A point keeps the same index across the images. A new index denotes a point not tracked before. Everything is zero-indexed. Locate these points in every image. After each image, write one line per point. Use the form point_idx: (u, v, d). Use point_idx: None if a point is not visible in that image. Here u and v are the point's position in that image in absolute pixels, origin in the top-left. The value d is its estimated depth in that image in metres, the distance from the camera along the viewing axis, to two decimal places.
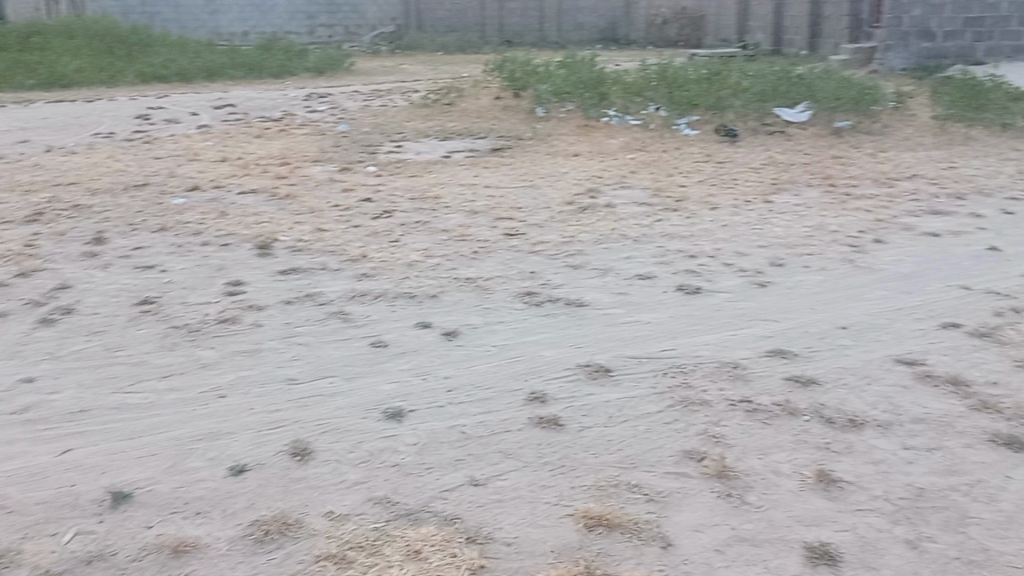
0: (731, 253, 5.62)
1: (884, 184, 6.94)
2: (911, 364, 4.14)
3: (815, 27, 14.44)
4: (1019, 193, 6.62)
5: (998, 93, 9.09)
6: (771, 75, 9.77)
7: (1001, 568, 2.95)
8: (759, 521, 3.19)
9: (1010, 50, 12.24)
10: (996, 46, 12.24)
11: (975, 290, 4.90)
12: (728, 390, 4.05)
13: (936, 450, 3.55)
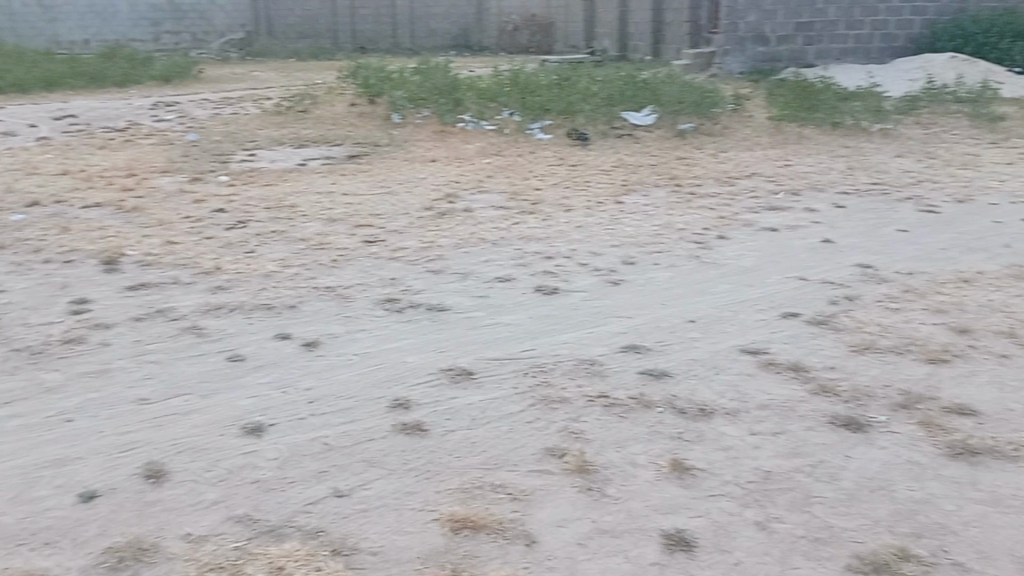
0: (586, 253, 5.77)
1: (723, 182, 7.29)
2: (755, 354, 4.34)
3: (659, 34, 14.97)
4: (842, 187, 7.08)
5: (827, 92, 9.67)
6: (616, 79, 10.10)
7: (845, 543, 3.07)
8: (618, 513, 3.27)
9: (838, 53, 13.02)
10: (824, 49, 13.01)
11: (811, 280, 5.20)
12: (585, 386, 4.14)
13: (781, 433, 3.69)
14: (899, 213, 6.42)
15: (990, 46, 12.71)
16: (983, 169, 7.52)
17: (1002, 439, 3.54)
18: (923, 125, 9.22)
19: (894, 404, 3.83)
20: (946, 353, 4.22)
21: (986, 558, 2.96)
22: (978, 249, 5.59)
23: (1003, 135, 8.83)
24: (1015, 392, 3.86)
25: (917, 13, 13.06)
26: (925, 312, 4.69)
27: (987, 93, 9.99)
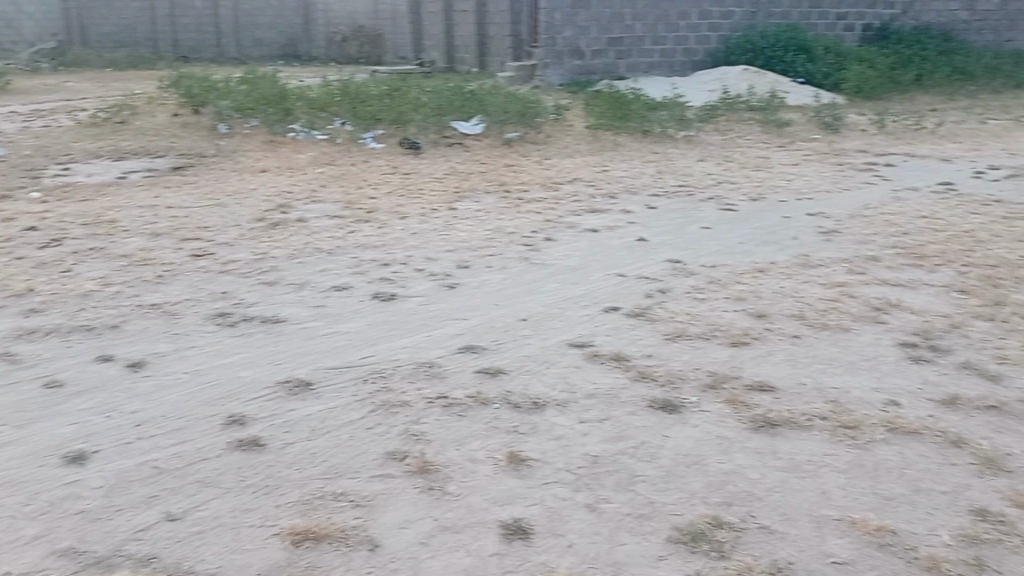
0: (422, 259, 5.87)
1: (545, 186, 7.62)
2: (581, 347, 4.59)
3: (483, 46, 15.23)
4: (653, 189, 7.57)
5: (638, 102, 10.29)
6: (443, 89, 10.29)
7: (666, 517, 3.25)
8: (458, 508, 3.34)
9: (646, 66, 13.86)
10: (634, 63, 13.79)
11: (630, 277, 5.55)
12: (424, 389, 4.22)
13: (606, 420, 3.91)
14: (704, 211, 6.93)
15: (778, 59, 13.80)
16: (774, 170, 8.23)
17: (797, 411, 3.89)
18: (722, 131, 9.96)
19: (704, 386, 4.15)
20: (746, 337, 4.62)
21: (788, 518, 3.20)
22: (773, 242, 6.12)
23: (789, 139, 9.67)
24: (805, 367, 4.28)
25: (714, 29, 14.16)
26: (728, 301, 5.10)
27: (776, 101, 10.95)
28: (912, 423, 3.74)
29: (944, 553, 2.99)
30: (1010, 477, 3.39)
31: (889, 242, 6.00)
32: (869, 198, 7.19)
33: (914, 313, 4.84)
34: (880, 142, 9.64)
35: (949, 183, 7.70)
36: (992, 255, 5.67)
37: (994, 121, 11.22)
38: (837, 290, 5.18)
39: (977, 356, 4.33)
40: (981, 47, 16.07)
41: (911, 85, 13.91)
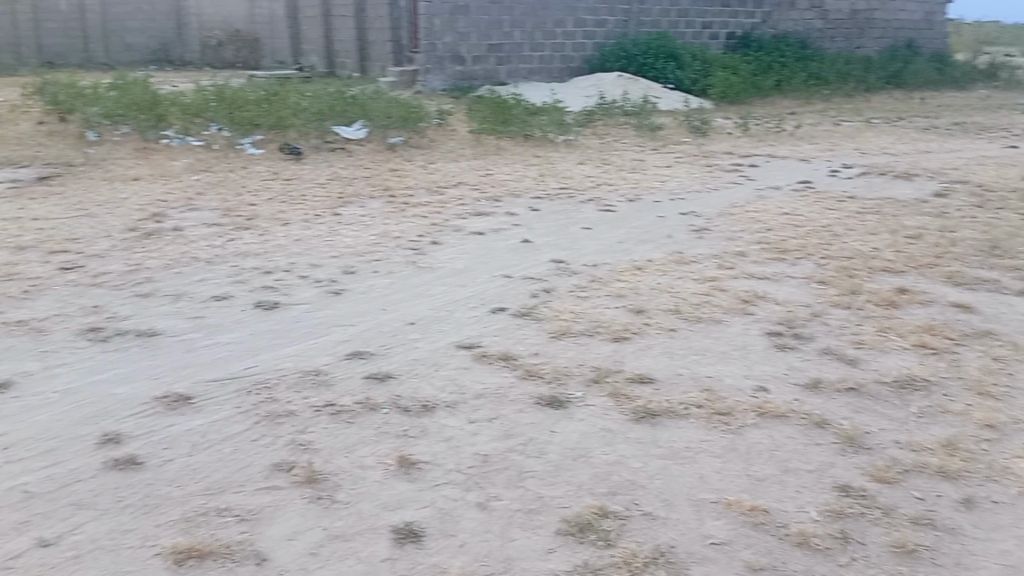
0: (305, 266, 5.80)
1: (429, 190, 7.65)
2: (469, 348, 4.65)
3: (363, 51, 15.10)
4: (534, 192, 7.71)
5: (518, 107, 10.40)
6: (323, 94, 10.16)
7: (555, 510, 3.30)
8: (348, 516, 3.30)
9: (525, 72, 14.09)
10: (514, 68, 13.99)
11: (515, 277, 5.65)
12: (311, 397, 4.18)
13: (495, 418, 3.96)
14: (584, 213, 7.13)
15: (649, 66, 14.33)
16: (648, 171, 8.53)
17: (674, 400, 4.06)
18: (599, 135, 10.25)
19: (588, 381, 4.27)
20: (627, 332, 4.78)
21: (669, 504, 3.32)
22: (649, 240, 6.36)
23: (661, 142, 10.04)
24: (682, 359, 4.47)
25: (588, 37, 14.55)
26: (609, 298, 5.27)
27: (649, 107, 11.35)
28: (780, 408, 3.97)
29: (813, 527, 3.15)
30: (869, 453, 3.61)
31: (755, 238, 6.33)
32: (736, 197, 7.56)
33: (779, 304, 5.13)
34: (746, 144, 10.14)
35: (808, 181, 8.19)
36: (848, 248, 6.06)
37: (848, 123, 11.97)
38: (709, 284, 5.43)
39: (837, 342, 4.63)
40: (835, 53, 17.13)
41: (773, 90, 14.67)
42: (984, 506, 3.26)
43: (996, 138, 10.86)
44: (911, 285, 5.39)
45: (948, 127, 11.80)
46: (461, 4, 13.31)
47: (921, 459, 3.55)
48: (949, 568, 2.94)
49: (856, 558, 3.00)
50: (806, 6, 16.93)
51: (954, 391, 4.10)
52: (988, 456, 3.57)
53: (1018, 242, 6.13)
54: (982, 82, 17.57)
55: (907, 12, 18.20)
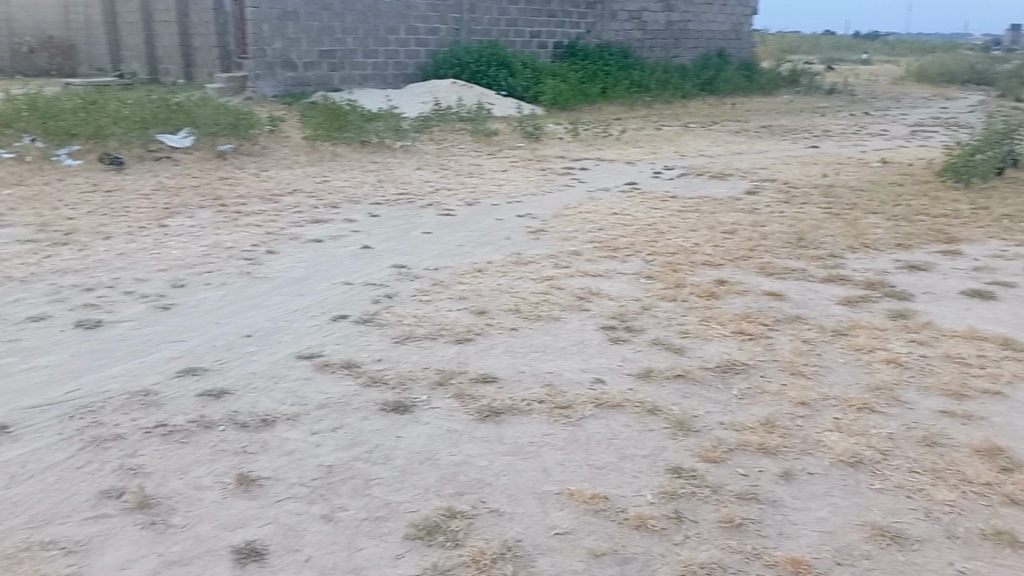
0: (131, 281, 5.50)
1: (261, 198, 7.43)
2: (310, 358, 4.57)
3: (189, 57, 14.48)
4: (371, 198, 7.66)
5: (353, 112, 10.21)
6: (146, 101, 9.68)
7: (402, 515, 3.29)
8: (186, 540, 3.16)
9: (359, 78, 13.96)
10: (348, 75, 13.83)
11: (355, 284, 5.60)
12: (142, 418, 3.97)
13: (338, 428, 3.91)
14: (423, 217, 7.16)
15: (482, 73, 14.56)
16: (485, 176, 8.67)
17: (517, 397, 4.16)
18: (435, 141, 10.31)
19: (432, 384, 4.30)
20: (469, 333, 4.85)
21: (515, 499, 3.38)
22: (488, 243, 6.47)
23: (497, 147, 10.23)
24: (524, 356, 4.58)
25: (421, 44, 14.63)
26: (450, 301, 5.32)
27: (484, 112, 11.54)
28: (616, 397, 4.15)
29: (650, 510, 3.29)
30: (698, 436, 3.84)
31: (587, 238, 6.57)
32: (568, 198, 7.84)
33: (612, 299, 5.35)
34: (576, 147, 10.51)
35: (631, 180, 8.68)
36: (673, 244, 6.40)
37: (672, 127, 12.62)
38: (546, 284, 5.58)
39: (665, 332, 4.89)
40: (655, 61, 18.07)
41: (598, 96, 15.24)
42: (802, 477, 3.51)
43: (799, 139, 11.79)
44: (730, 276, 5.77)
45: (757, 129, 12.69)
46: (290, 10, 12.99)
47: (744, 438, 3.80)
48: (773, 537, 3.13)
49: (690, 536, 3.15)
50: (627, 17, 17.71)
51: (770, 373, 4.42)
52: (802, 431, 3.86)
53: (821, 233, 6.69)
54: (785, 88, 19.02)
55: (717, 23, 19.41)
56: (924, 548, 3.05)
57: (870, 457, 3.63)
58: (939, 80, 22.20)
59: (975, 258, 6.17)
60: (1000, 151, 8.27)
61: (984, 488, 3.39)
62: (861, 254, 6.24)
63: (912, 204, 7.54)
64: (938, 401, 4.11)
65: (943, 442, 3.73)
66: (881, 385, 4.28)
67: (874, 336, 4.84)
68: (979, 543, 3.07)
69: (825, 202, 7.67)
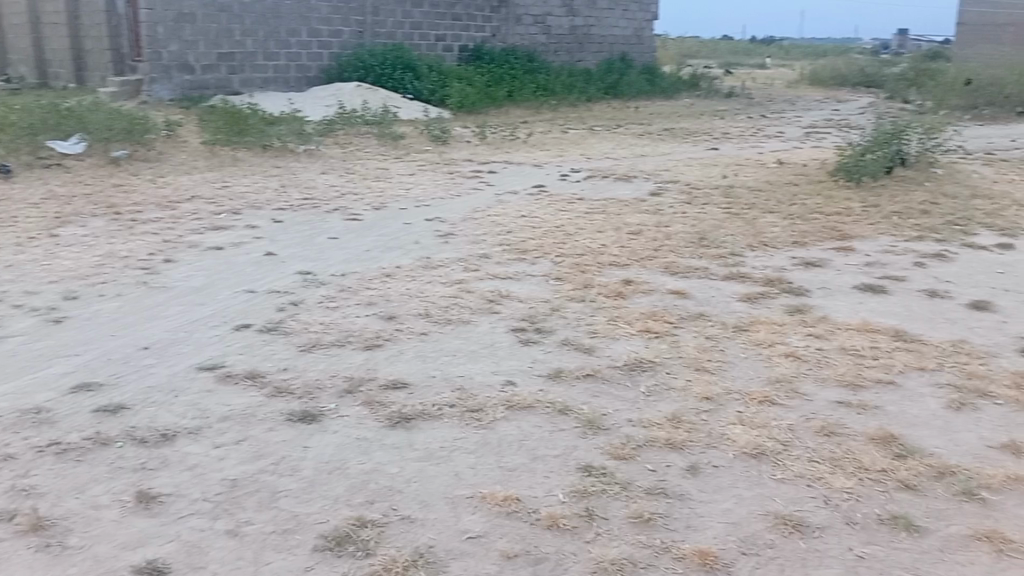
0: (19, 294, 5.23)
1: (159, 206, 7.18)
2: (212, 369, 4.43)
3: (80, 60, 13.86)
4: (275, 203, 7.50)
5: (254, 116, 9.95)
6: (32, 105, 9.20)
7: (311, 527, 3.22)
8: (82, 562, 3.02)
9: (260, 81, 13.65)
10: (248, 78, 13.51)
11: (259, 292, 5.47)
12: (32, 437, 3.78)
13: (243, 440, 3.80)
14: (329, 222, 7.05)
15: (386, 77, 14.50)
16: (392, 180, 8.59)
17: (427, 402, 4.13)
18: (340, 145, 10.17)
19: (340, 392, 4.23)
20: (378, 339, 4.79)
21: (426, 505, 3.35)
22: (396, 247, 6.42)
23: (403, 151, 10.17)
24: (434, 361, 4.56)
25: (324, 47, 14.42)
26: (358, 306, 5.25)
27: (390, 116, 11.44)
28: (527, 398, 4.17)
29: (561, 509, 3.32)
30: (607, 434, 3.89)
31: (496, 240, 6.59)
32: (475, 201, 7.85)
33: (521, 301, 5.38)
34: (483, 151, 10.53)
35: (532, 181, 8.85)
36: (580, 246, 6.48)
37: (577, 130, 12.80)
38: (456, 287, 5.57)
39: (574, 333, 4.95)
40: (559, 65, 18.28)
41: (505, 100, 15.36)
42: (707, 470, 3.60)
43: (700, 141, 12.12)
44: (636, 276, 5.88)
45: (660, 132, 12.97)
46: (186, 12, 12.59)
47: (651, 435, 3.87)
48: (681, 531, 3.20)
49: (601, 533, 3.18)
50: (531, 21, 17.87)
51: (675, 369, 4.52)
52: (707, 425, 3.96)
53: (722, 233, 6.88)
54: (686, 92, 19.54)
55: (619, 28, 19.79)
56: (824, 534, 3.17)
57: (772, 448, 3.75)
58: (832, 84, 23.18)
59: (866, 254, 6.46)
60: (888, 151, 8.66)
61: (879, 475, 3.54)
62: (761, 252, 6.45)
63: (807, 203, 7.83)
64: (834, 392, 4.27)
65: (840, 431, 3.89)
66: (781, 377, 4.43)
67: (774, 331, 5.00)
68: (876, 527, 3.20)
69: (725, 202, 7.91)
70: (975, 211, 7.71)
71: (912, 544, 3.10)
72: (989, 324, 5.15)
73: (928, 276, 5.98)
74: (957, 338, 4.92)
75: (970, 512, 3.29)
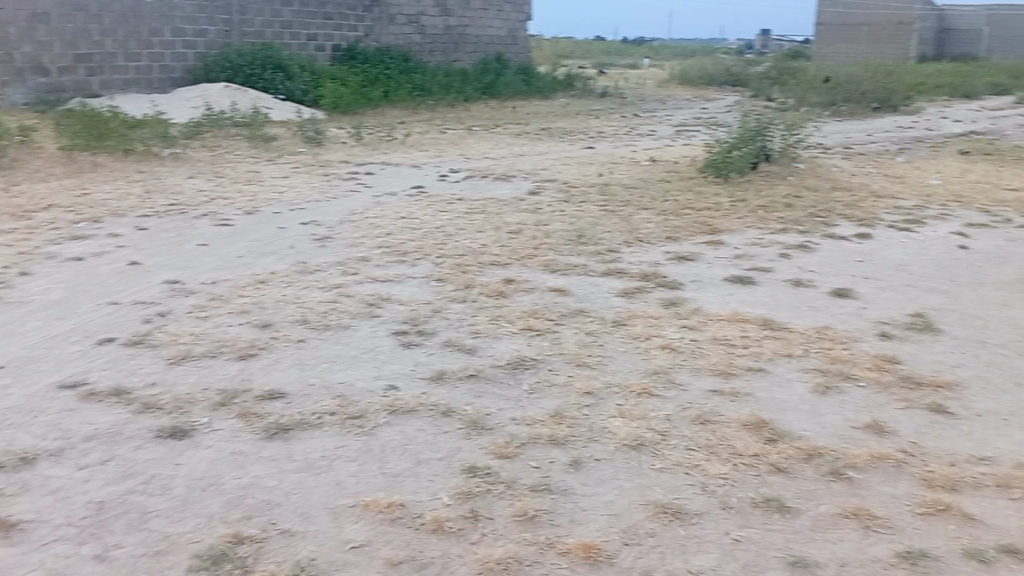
0: None
1: (11, 215, 6.72)
2: (74, 387, 4.17)
3: None
4: (140, 210, 7.15)
5: (114, 118, 9.46)
6: None
7: (185, 546, 3.07)
8: None
9: (121, 83, 12.99)
10: (109, 80, 12.83)
11: (122, 303, 5.19)
12: None
13: (109, 460, 3.60)
14: (198, 228, 6.78)
15: (257, 77, 14.12)
16: (264, 183, 8.35)
17: (306, 411, 4.02)
18: (208, 148, 9.80)
19: (213, 405, 4.06)
20: (252, 348, 4.64)
21: (306, 517, 3.26)
22: (271, 252, 6.24)
23: (276, 152, 9.90)
24: (312, 368, 4.44)
25: (188, 47, 13.89)
26: (230, 315, 5.06)
27: (260, 117, 11.10)
28: (409, 402, 4.12)
29: (445, 513, 3.29)
30: (491, 433, 3.89)
31: (375, 243, 6.50)
32: (352, 204, 7.72)
33: (401, 304, 5.32)
34: (359, 152, 10.38)
35: (409, 181, 8.80)
36: (460, 246, 6.46)
37: (455, 130, 12.80)
38: (334, 292, 5.46)
39: (457, 333, 4.93)
40: (435, 65, 18.23)
41: (381, 100, 15.23)
42: (590, 464, 3.65)
43: (575, 140, 12.35)
44: (516, 275, 5.91)
45: (537, 132, 13.13)
46: (40, 11, 11.76)
47: (534, 432, 3.90)
48: (566, 526, 3.23)
49: (486, 533, 3.17)
50: (405, 20, 17.75)
51: (557, 366, 4.57)
52: (589, 419, 4.02)
53: (600, 230, 7.01)
54: (561, 91, 19.86)
55: (494, 29, 19.91)
56: (703, 520, 3.26)
57: (651, 439, 3.84)
58: (700, 83, 24.10)
59: (735, 247, 6.72)
60: (753, 148, 9.04)
61: (753, 460, 3.67)
62: (637, 247, 6.61)
63: (679, 199, 8.09)
64: (708, 381, 4.42)
65: (714, 419, 4.02)
66: (658, 369, 4.55)
67: (650, 324, 5.13)
68: (751, 511, 3.32)
69: (601, 200, 8.07)
70: (835, 203, 8.15)
71: (784, 525, 3.23)
72: (850, 310, 5.45)
73: (793, 267, 6.27)
74: (821, 325, 5.17)
75: (837, 491, 3.47)
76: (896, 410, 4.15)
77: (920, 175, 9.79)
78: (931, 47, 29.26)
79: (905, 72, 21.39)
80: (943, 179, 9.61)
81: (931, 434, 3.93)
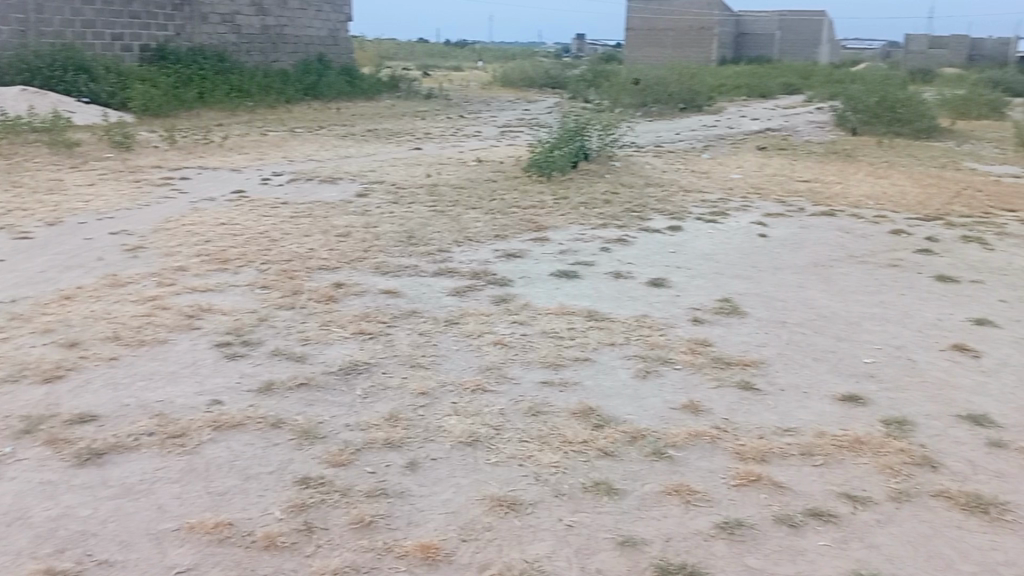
0: None
1: None
2: None
3: None
4: None
5: None
6: None
7: None
8: None
9: None
10: None
11: None
12: None
13: None
14: None
15: (57, 79, 13.15)
16: (67, 191, 7.77)
17: (121, 433, 3.79)
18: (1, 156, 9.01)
19: (16, 434, 3.75)
20: (59, 370, 4.32)
21: (126, 545, 3.07)
22: (77, 266, 5.82)
23: (79, 159, 9.23)
24: (127, 387, 4.19)
25: None
26: (32, 336, 4.69)
27: (58, 120, 10.26)
28: (235, 416, 3.97)
29: (278, 528, 3.20)
30: (324, 442, 3.81)
31: (193, 251, 6.21)
32: (167, 211, 7.33)
33: (224, 314, 5.11)
34: (173, 156, 9.87)
35: (228, 186, 8.46)
36: (285, 251, 6.29)
37: (277, 133, 12.42)
38: (149, 305, 5.17)
39: (284, 342, 4.80)
40: (254, 66, 17.63)
41: (196, 102, 14.52)
42: (426, 464, 3.66)
43: (401, 141, 12.31)
44: (345, 278, 5.83)
45: (363, 133, 12.98)
46: None
47: (368, 437, 3.86)
48: (403, 528, 3.23)
49: (322, 544, 3.11)
50: (218, 19, 17.02)
51: (389, 368, 4.55)
52: (424, 419, 4.03)
53: (429, 230, 7.03)
54: (386, 93, 19.76)
55: (313, 29, 19.49)
56: (537, 509, 3.34)
57: (484, 434, 3.90)
58: (521, 84, 24.74)
59: (560, 242, 6.93)
60: (573, 147, 9.36)
61: (582, 446, 3.81)
62: (466, 246, 6.68)
63: (505, 198, 8.25)
64: (539, 373, 4.54)
65: (545, 410, 4.14)
66: (490, 365, 4.63)
67: (481, 321, 5.21)
68: (583, 496, 3.44)
69: (429, 200, 8.10)
70: (651, 198, 8.58)
71: (613, 506, 3.38)
72: (666, 298, 5.75)
73: (614, 260, 6.55)
74: (640, 314, 5.44)
75: (660, 470, 3.66)
76: (710, 390, 4.43)
77: (725, 169, 10.50)
78: (730, 50, 31.39)
79: (709, 73, 22.86)
80: (745, 173, 10.34)
81: (742, 409, 4.22)
